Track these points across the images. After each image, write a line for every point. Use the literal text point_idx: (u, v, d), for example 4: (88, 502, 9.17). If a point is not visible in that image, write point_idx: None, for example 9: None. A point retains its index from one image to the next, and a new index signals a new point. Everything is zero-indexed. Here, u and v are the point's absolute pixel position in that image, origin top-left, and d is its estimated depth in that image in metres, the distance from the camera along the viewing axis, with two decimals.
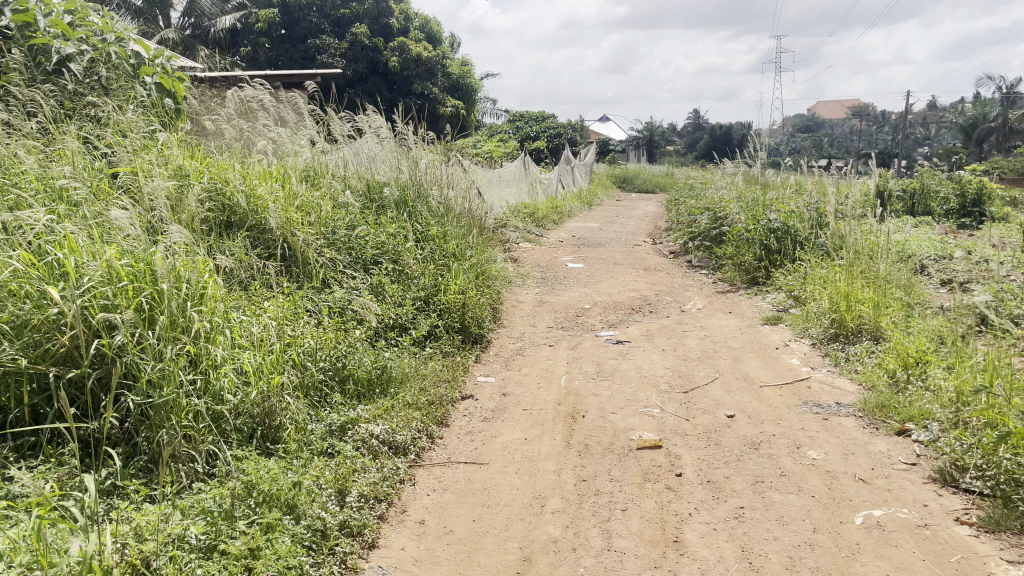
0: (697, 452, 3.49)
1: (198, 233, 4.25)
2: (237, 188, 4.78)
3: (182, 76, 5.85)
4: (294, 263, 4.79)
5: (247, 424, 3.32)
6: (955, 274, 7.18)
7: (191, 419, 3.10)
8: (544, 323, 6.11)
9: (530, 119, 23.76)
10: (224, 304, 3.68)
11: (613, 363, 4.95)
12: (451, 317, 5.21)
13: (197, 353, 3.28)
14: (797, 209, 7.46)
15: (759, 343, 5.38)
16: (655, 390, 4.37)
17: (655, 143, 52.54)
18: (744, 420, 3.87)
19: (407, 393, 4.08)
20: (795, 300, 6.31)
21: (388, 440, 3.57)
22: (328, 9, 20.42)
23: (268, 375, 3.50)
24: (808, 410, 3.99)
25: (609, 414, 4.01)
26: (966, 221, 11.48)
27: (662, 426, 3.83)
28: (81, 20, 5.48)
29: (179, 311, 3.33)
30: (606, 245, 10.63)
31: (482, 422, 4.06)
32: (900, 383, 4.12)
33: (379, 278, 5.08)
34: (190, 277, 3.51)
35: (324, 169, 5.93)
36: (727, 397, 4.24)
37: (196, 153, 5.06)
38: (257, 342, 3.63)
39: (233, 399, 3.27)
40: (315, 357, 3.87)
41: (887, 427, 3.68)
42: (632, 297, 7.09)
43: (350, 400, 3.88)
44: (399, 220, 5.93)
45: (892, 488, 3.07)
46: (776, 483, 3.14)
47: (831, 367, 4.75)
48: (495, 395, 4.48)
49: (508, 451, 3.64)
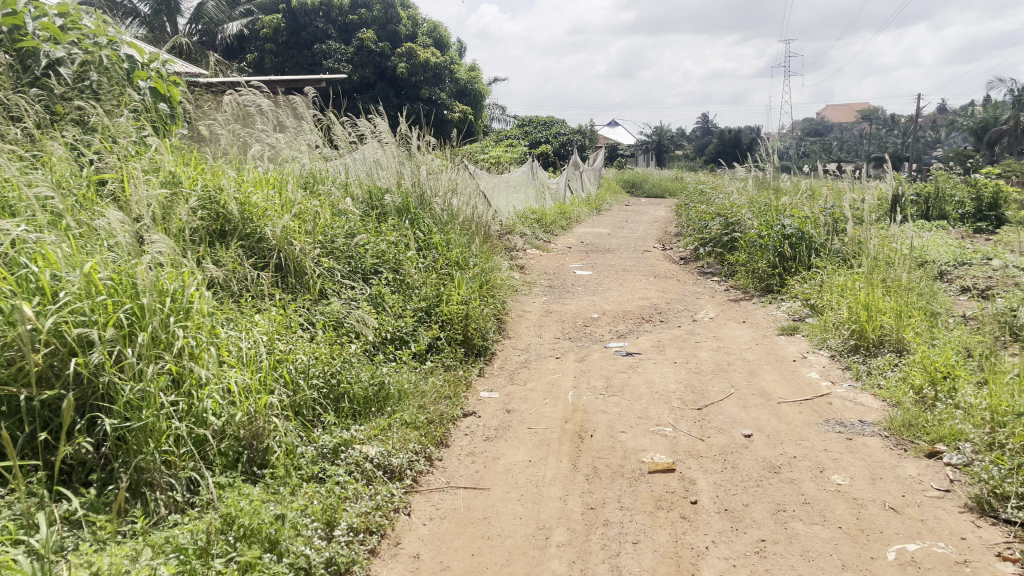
0: (713, 476, 3.27)
1: (187, 243, 4.06)
2: (231, 196, 4.55)
3: (177, 80, 5.66)
4: (290, 274, 4.60)
5: (232, 448, 3.11)
6: (975, 281, 6.93)
7: (171, 443, 2.92)
8: (550, 333, 5.89)
9: (539, 124, 23.62)
10: (211, 319, 3.47)
11: (623, 377, 4.72)
12: (453, 329, 4.99)
13: (180, 372, 3.09)
14: (812, 214, 7.22)
15: (775, 354, 5.14)
16: (667, 407, 4.14)
17: (665, 147, 52.35)
18: (762, 440, 3.64)
19: (405, 411, 3.86)
20: (811, 309, 6.07)
21: (383, 464, 3.37)
22: (335, 14, 20.28)
23: (257, 394, 3.30)
24: (830, 429, 3.76)
25: (618, 434, 3.79)
26: (982, 225, 11.20)
27: (675, 446, 3.61)
28: (73, 23, 5.29)
29: (161, 327, 3.14)
30: (615, 251, 10.38)
31: (484, 442, 3.84)
32: (928, 400, 3.88)
33: (379, 289, 4.87)
34: (175, 290, 3.32)
35: (324, 176, 5.72)
36: (743, 415, 4.01)
37: (189, 159, 4.85)
38: (246, 360, 3.42)
39: (217, 421, 3.08)
40: (308, 374, 3.66)
41: (916, 449, 3.44)
42: (642, 306, 6.86)
43: (345, 419, 3.67)
44: (400, 227, 5.71)
45: (925, 519, 2.84)
46: (799, 513, 2.92)
47: (852, 381, 4.51)
48: (499, 412, 4.27)
49: (511, 475, 3.42)
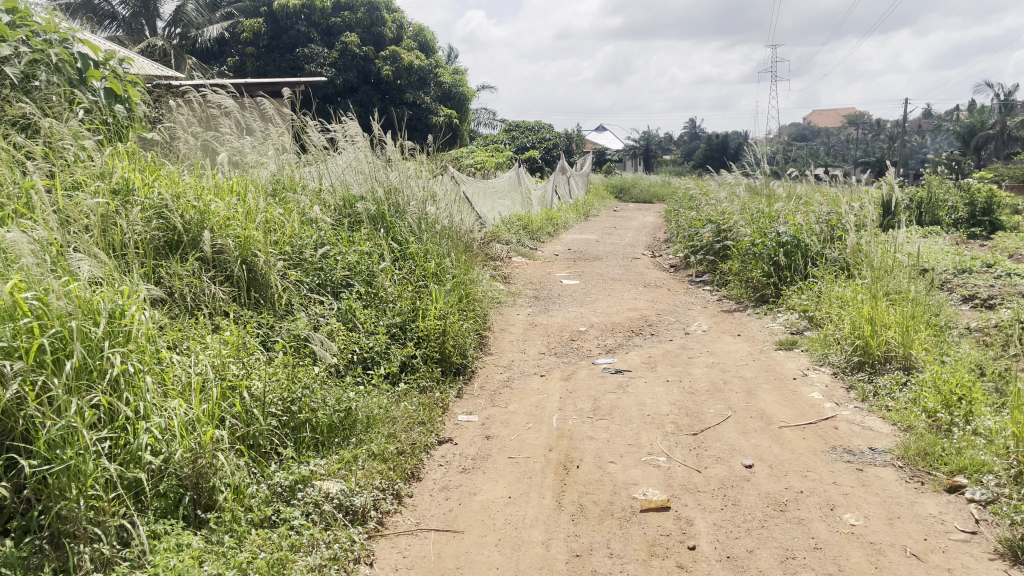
0: (712, 516, 2.94)
1: (133, 257, 3.68)
2: (190, 204, 4.15)
3: (136, 80, 5.26)
4: (253, 288, 4.23)
5: (172, 489, 2.76)
6: (977, 291, 6.65)
7: (99, 487, 2.55)
8: (535, 349, 5.55)
9: (526, 129, 23.36)
10: (156, 341, 3.09)
11: (612, 399, 4.38)
12: (430, 346, 4.65)
13: (113, 405, 2.72)
14: (808, 221, 6.91)
15: (774, 372, 4.82)
16: (660, 433, 3.81)
17: (652, 152, 52.39)
18: (765, 472, 3.31)
19: (372, 442, 3.51)
20: (809, 321, 5.76)
21: (343, 504, 3.02)
22: (317, 17, 19.87)
23: (204, 428, 2.93)
24: (837, 458, 3.44)
25: (607, 464, 3.46)
26: (977, 230, 11.00)
27: (669, 479, 3.28)
28: (21, 20, 4.65)
29: (93, 353, 2.76)
30: (603, 259, 10.05)
31: (459, 475, 3.50)
32: (943, 425, 3.56)
33: (349, 304, 4.53)
34: (113, 311, 2.93)
35: (292, 183, 5.37)
36: (742, 441, 3.68)
37: (144, 163, 4.45)
38: (193, 387, 3.04)
39: (155, 460, 2.72)
40: (265, 401, 3.29)
41: (935, 482, 3.12)
42: (632, 318, 6.53)
43: (306, 452, 3.32)
44: (374, 237, 5.36)
45: (952, 569, 2.53)
46: (810, 560, 2.59)
47: (858, 402, 4.19)
48: (477, 439, 3.93)
49: (488, 516, 3.08)
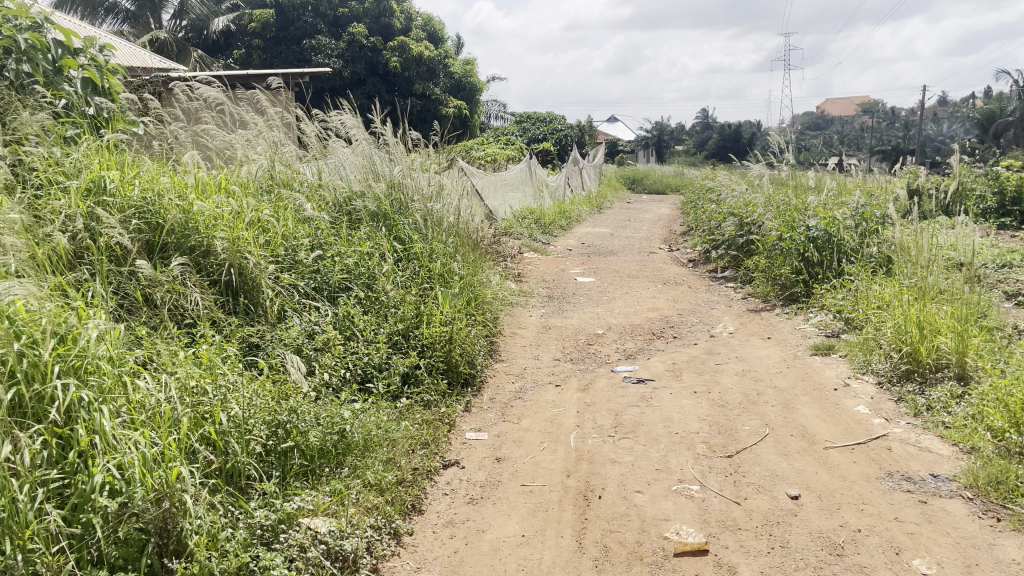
0: (758, 562, 2.54)
1: (100, 266, 3.29)
2: (174, 203, 3.74)
3: (116, 70, 4.86)
4: (242, 294, 3.85)
5: (133, 536, 2.31)
6: (1020, 287, 6.20)
7: (40, 540, 2.13)
8: (549, 355, 5.16)
9: (537, 120, 22.91)
10: (120, 362, 2.68)
11: (634, 414, 3.98)
12: (435, 356, 4.26)
13: (63, 439, 2.35)
14: (841, 214, 6.45)
15: (813, 381, 4.40)
16: (690, 456, 3.41)
17: (663, 143, 51.78)
18: (815, 505, 2.90)
19: (368, 470, 3.12)
20: (846, 323, 5.34)
21: (332, 549, 2.63)
22: (324, 8, 19.49)
23: (171, 463, 2.49)
24: (895, 488, 3.03)
25: (633, 495, 3.06)
26: (1006, 220, 10.47)
27: (705, 514, 2.88)
28: None
29: (39, 382, 2.37)
30: (618, 254, 9.64)
31: (466, 507, 3.12)
32: (1014, 449, 3.13)
33: (346, 308, 4.13)
34: (66, 333, 2.55)
35: (286, 180, 4.97)
36: (784, 466, 3.27)
37: (121, 158, 4.05)
38: (161, 416, 2.63)
39: (111, 504, 2.28)
40: (247, 427, 2.88)
41: (1014, 519, 2.70)
42: (652, 319, 6.11)
43: (294, 483, 2.92)
44: (374, 235, 4.96)
45: None
46: None
47: (909, 418, 3.78)
48: (487, 462, 3.54)
49: (498, 560, 2.69)
